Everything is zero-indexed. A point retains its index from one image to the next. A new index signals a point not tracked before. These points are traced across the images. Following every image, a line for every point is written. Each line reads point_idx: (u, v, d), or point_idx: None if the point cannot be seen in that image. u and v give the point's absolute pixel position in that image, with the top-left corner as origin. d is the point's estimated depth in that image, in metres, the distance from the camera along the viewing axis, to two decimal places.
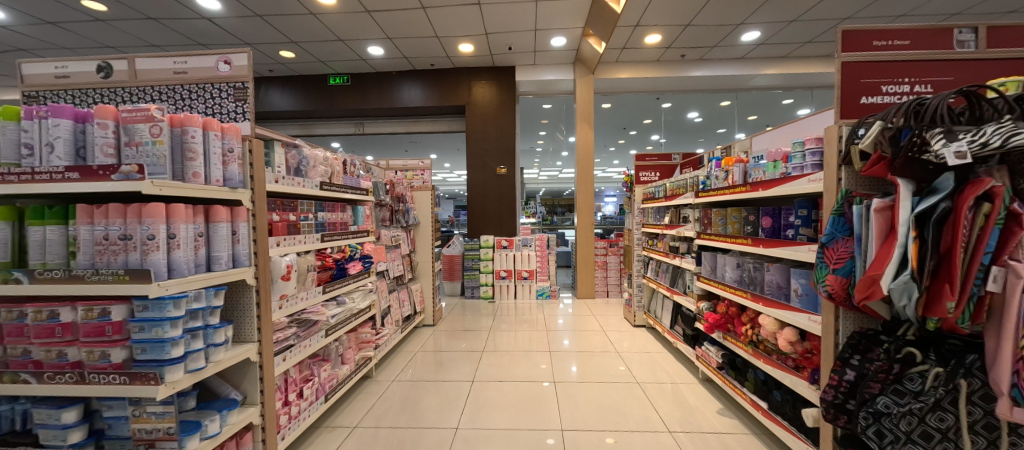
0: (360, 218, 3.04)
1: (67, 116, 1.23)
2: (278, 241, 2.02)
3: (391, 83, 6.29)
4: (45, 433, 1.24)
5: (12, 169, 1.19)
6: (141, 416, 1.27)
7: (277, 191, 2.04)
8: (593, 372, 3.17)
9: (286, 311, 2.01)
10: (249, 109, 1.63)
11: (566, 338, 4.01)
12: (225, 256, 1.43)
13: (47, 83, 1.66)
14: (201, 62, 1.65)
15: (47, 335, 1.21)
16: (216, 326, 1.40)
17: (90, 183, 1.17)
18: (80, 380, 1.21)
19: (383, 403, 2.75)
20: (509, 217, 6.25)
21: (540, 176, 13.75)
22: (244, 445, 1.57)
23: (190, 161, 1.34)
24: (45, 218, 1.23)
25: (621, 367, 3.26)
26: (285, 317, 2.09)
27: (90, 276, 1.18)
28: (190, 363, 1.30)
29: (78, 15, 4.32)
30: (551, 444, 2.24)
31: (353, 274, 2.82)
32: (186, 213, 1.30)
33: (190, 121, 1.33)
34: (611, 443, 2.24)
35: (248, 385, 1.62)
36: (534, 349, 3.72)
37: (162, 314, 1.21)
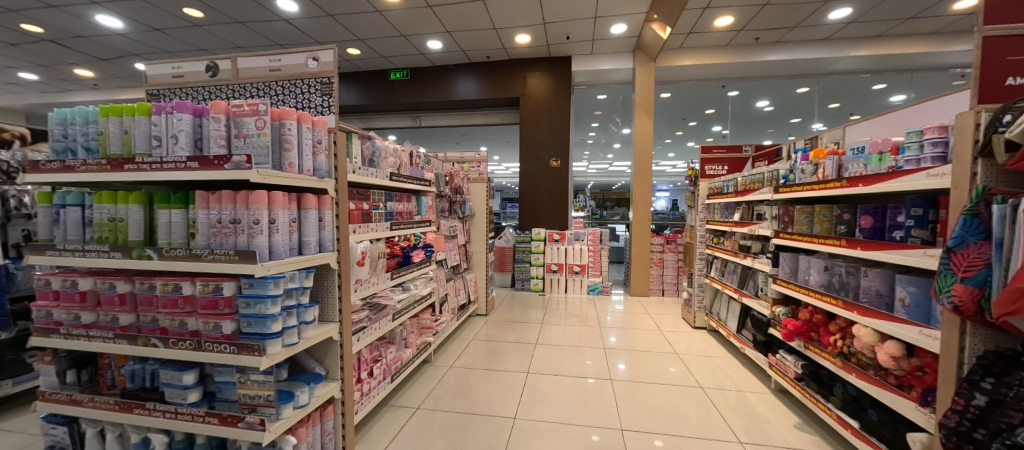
0: (423, 208, 3.14)
1: (188, 111, 1.37)
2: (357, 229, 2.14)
3: (449, 76, 6.42)
4: (170, 392, 1.42)
5: (146, 159, 1.34)
6: (246, 383, 1.41)
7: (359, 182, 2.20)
8: (642, 372, 3.07)
9: (360, 294, 2.14)
10: (334, 103, 1.72)
11: (614, 336, 3.89)
12: (314, 241, 1.53)
13: (166, 82, 1.88)
14: (292, 60, 1.76)
15: (172, 305, 1.38)
16: (308, 306, 1.51)
17: (207, 171, 1.30)
18: (198, 348, 1.36)
19: (441, 387, 2.85)
20: (562, 210, 6.17)
21: (589, 169, 13.44)
22: (326, 417, 1.69)
23: (286, 152, 1.43)
24: (171, 202, 1.39)
25: (671, 368, 3.11)
26: (359, 299, 2.21)
27: (207, 254, 1.32)
28: (287, 338, 1.41)
29: (180, 21, 4.85)
30: (596, 442, 2.19)
31: (416, 262, 2.91)
32: (284, 201, 1.40)
33: (288, 115, 1.43)
34: (660, 446, 2.16)
35: (329, 361, 1.73)
36: (584, 345, 3.65)
37: (265, 291, 1.33)
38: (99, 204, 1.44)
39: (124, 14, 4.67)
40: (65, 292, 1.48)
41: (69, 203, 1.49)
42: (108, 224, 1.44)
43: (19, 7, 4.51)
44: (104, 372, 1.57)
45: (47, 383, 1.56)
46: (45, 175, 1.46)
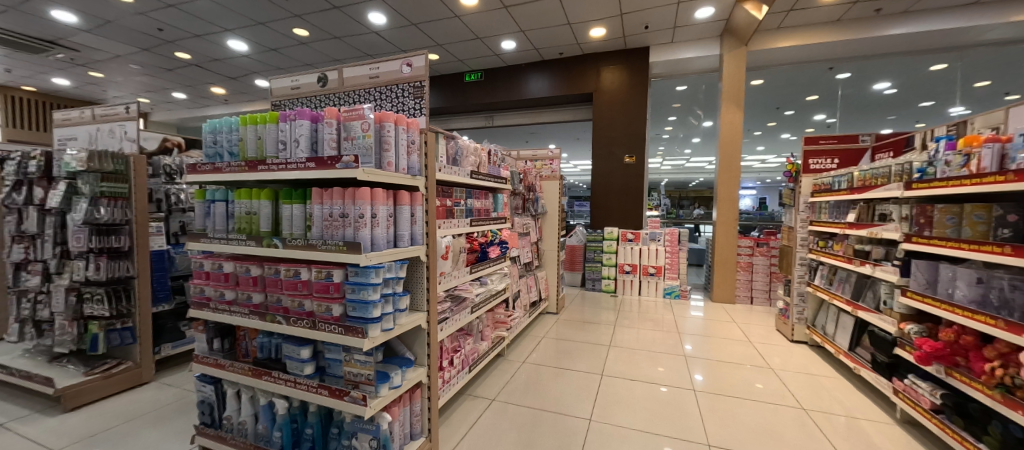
0: (499, 205, 3.21)
1: (307, 118, 1.56)
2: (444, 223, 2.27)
3: (523, 75, 6.47)
4: (291, 363, 1.63)
5: (274, 160, 1.56)
6: (351, 361, 1.56)
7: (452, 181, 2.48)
8: (727, 384, 2.83)
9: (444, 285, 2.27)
10: (425, 105, 1.83)
11: (690, 343, 3.64)
12: (407, 234, 1.64)
13: (285, 94, 2.15)
14: (389, 67, 1.91)
15: (293, 288, 1.58)
16: (401, 295, 1.63)
17: (322, 170, 1.46)
18: (313, 327, 1.54)
19: (515, 381, 2.90)
20: (637, 209, 5.90)
21: (666, 165, 12.70)
22: (415, 399, 1.81)
23: (386, 152, 1.56)
24: (293, 199, 1.60)
25: (758, 384, 2.83)
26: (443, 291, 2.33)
27: (321, 244, 1.48)
28: (384, 323, 1.54)
29: (289, 40, 5.51)
30: None
31: (492, 258, 2.99)
32: (383, 197, 1.53)
33: (387, 117, 1.55)
34: None
35: (418, 348, 1.85)
36: (659, 351, 3.46)
37: (367, 279, 1.46)
38: (238, 200, 1.70)
39: (248, 37, 5.43)
40: (214, 273, 1.78)
41: (218, 199, 1.79)
42: (245, 216, 1.69)
43: (173, 38, 5.47)
44: (240, 343, 1.85)
45: (200, 348, 1.88)
46: (201, 175, 1.76)
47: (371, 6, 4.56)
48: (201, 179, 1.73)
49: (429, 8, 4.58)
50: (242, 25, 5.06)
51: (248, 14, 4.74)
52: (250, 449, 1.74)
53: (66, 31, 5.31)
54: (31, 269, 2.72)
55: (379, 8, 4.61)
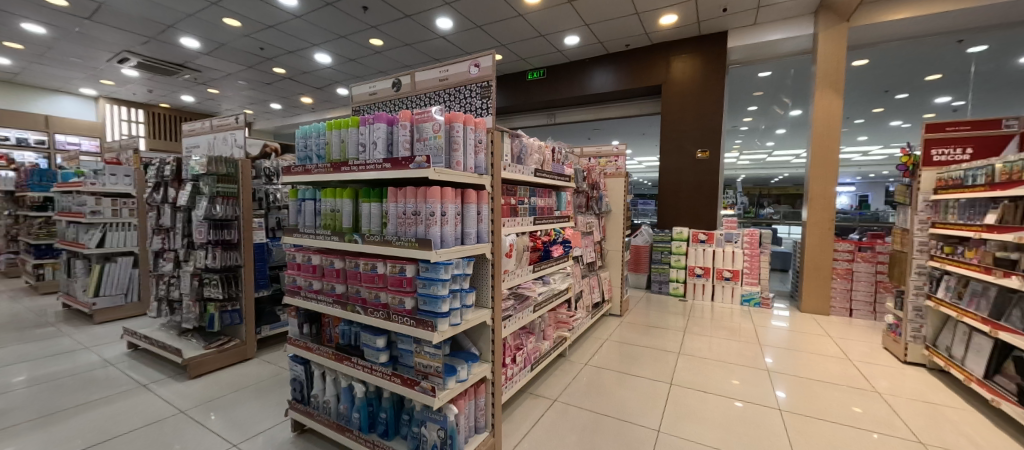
0: (562, 204, 3.16)
1: (383, 121, 1.65)
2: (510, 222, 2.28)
3: (587, 70, 6.32)
4: (368, 350, 1.76)
5: (355, 162, 1.68)
6: (421, 353, 1.64)
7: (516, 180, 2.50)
8: (818, 406, 2.52)
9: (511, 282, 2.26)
10: (492, 105, 1.86)
11: (772, 356, 3.31)
12: (474, 232, 1.68)
13: (364, 99, 2.30)
14: (458, 69, 1.97)
15: (370, 280, 1.69)
16: (468, 291, 1.68)
17: (396, 171, 1.54)
18: (387, 318, 1.64)
19: (577, 383, 2.85)
20: (711, 208, 5.48)
21: (744, 160, 11.69)
22: (479, 394, 1.85)
23: (455, 152, 1.60)
24: (371, 197, 1.71)
25: (856, 407, 2.49)
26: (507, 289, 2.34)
27: (395, 241, 1.57)
28: (452, 318, 1.59)
29: (367, 51, 5.93)
30: None
31: (555, 257, 2.95)
32: (452, 196, 1.58)
33: (457, 118, 1.60)
34: None
35: (482, 344, 1.88)
36: (735, 362, 3.19)
37: (437, 275, 1.51)
38: (324, 198, 1.86)
39: (332, 50, 5.94)
40: (304, 265, 1.97)
41: (308, 198, 1.98)
42: (330, 213, 1.85)
43: (271, 55, 6.16)
44: (324, 329, 2.03)
45: (292, 331, 2.10)
46: (294, 177, 1.96)
47: (440, 12, 4.75)
48: (294, 179, 1.92)
49: (493, 9, 4.65)
50: (327, 39, 5.55)
51: (332, 28, 5.18)
52: (333, 426, 1.91)
53: (190, 55, 6.21)
54: (166, 257, 3.23)
55: (448, 13, 4.78)
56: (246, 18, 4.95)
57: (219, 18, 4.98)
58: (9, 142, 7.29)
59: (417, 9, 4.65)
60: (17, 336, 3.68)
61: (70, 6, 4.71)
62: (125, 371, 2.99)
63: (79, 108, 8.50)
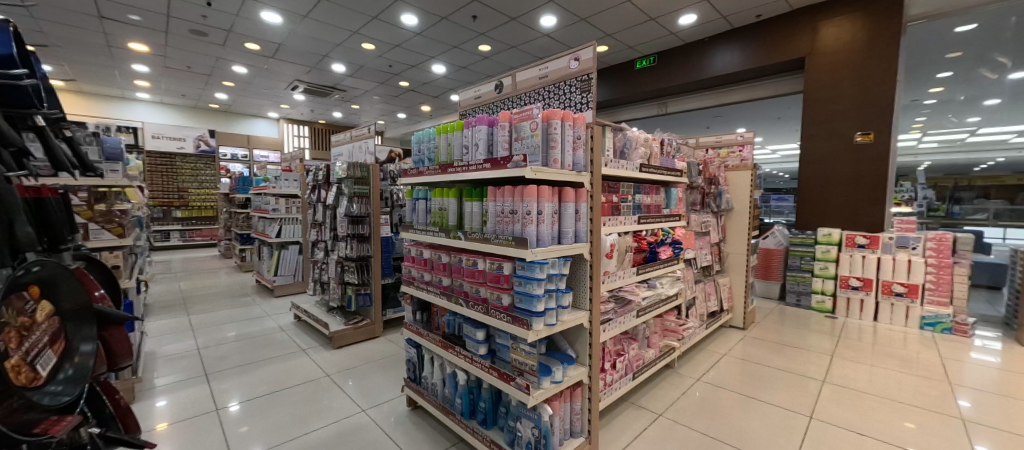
0: (672, 200, 2.89)
1: (485, 123, 1.71)
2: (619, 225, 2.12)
3: (705, 51, 5.71)
4: (469, 342, 1.85)
5: (459, 163, 1.77)
6: (517, 350, 1.66)
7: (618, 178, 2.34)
8: None
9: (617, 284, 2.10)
10: (592, 98, 1.75)
11: (962, 399, 2.56)
12: (571, 231, 1.63)
13: (470, 103, 2.41)
14: (558, 64, 1.90)
15: (472, 276, 1.78)
16: (564, 291, 1.64)
17: (495, 170, 1.58)
18: (486, 312, 1.70)
19: (687, 400, 2.60)
20: (874, 203, 4.35)
21: (923, 145, 9.30)
22: (575, 397, 1.80)
23: (552, 149, 1.57)
24: (473, 197, 1.79)
25: None
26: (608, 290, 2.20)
27: (494, 238, 1.61)
28: (547, 318, 1.57)
29: (477, 57, 6.26)
30: None
31: (663, 259, 2.73)
32: (550, 194, 1.55)
33: (555, 115, 1.56)
34: None
35: (579, 346, 1.82)
36: (903, 401, 2.56)
37: (533, 274, 1.51)
38: (434, 198, 2.01)
39: (447, 60, 6.43)
40: (418, 258, 2.16)
41: (421, 197, 2.17)
42: (439, 212, 1.99)
43: (397, 71, 6.93)
44: (433, 317, 2.19)
45: (408, 317, 2.33)
46: (410, 178, 2.15)
47: (545, 11, 4.76)
48: (410, 181, 2.11)
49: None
50: (443, 51, 6.01)
51: (447, 41, 5.60)
52: (439, 407, 2.07)
53: (337, 77, 7.33)
54: (319, 247, 3.90)
55: (552, 11, 4.77)
56: (377, 40, 5.65)
57: (358, 44, 5.78)
58: (226, 157, 9.64)
59: (522, 10, 4.74)
60: (228, 302, 4.82)
61: (261, 49, 5.99)
62: (290, 336, 3.68)
63: (267, 128, 10.75)
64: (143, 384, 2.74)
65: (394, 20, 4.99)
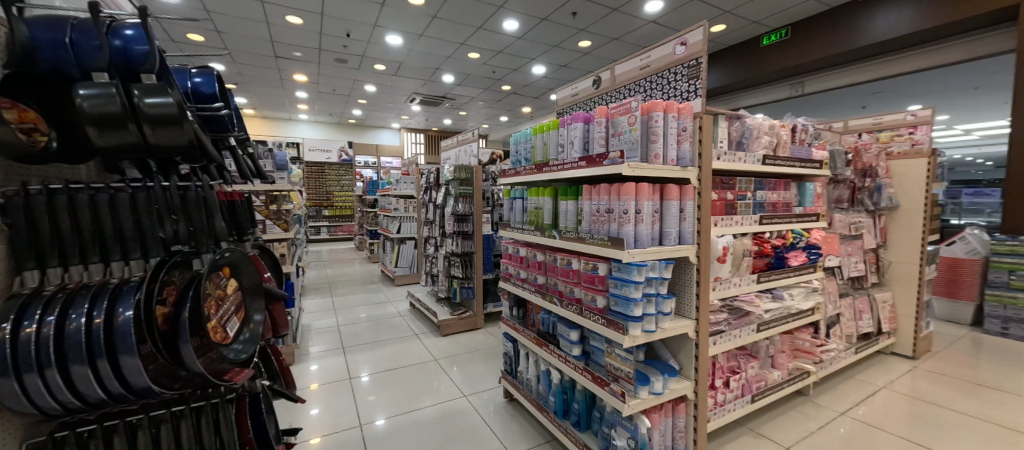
0: (807, 197, 2.43)
1: (580, 120, 1.67)
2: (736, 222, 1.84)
3: (855, 16, 4.68)
4: (563, 342, 1.84)
5: (555, 162, 1.76)
6: (612, 354, 1.58)
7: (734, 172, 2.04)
8: None
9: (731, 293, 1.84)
10: (702, 85, 1.53)
11: None
12: (674, 232, 1.49)
13: (568, 101, 2.37)
14: (662, 51, 1.71)
15: (567, 275, 1.75)
16: (666, 297, 1.51)
17: (591, 168, 1.53)
18: (581, 313, 1.66)
19: (825, 436, 2.19)
20: None
21: None
22: (678, 413, 1.64)
23: (653, 143, 1.46)
24: (568, 195, 1.77)
25: None
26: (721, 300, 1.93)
27: (588, 238, 1.56)
28: (645, 325, 1.46)
29: (579, 54, 6.17)
30: None
31: (793, 266, 2.31)
32: (649, 191, 1.45)
33: (657, 106, 1.44)
34: None
35: (683, 358, 1.66)
36: None
37: (630, 277, 1.42)
38: (531, 197, 2.04)
39: (548, 61, 6.48)
40: (514, 255, 2.22)
41: (518, 197, 2.22)
42: (534, 211, 2.02)
43: (501, 76, 7.22)
44: (529, 314, 2.23)
45: (506, 312, 2.42)
46: (508, 178, 2.22)
47: None
48: (507, 181, 2.17)
49: None
50: (544, 52, 6.07)
51: (548, 41, 5.64)
52: (533, 403, 2.09)
53: (448, 87, 7.94)
54: (431, 243, 4.31)
55: None
56: (482, 49, 5.96)
57: (465, 55, 6.18)
58: (361, 164, 11.23)
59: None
60: (360, 288, 5.60)
61: (386, 69, 6.80)
62: (406, 321, 4.11)
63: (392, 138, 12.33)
64: (300, 350, 3.33)
65: (497, 28, 5.22)
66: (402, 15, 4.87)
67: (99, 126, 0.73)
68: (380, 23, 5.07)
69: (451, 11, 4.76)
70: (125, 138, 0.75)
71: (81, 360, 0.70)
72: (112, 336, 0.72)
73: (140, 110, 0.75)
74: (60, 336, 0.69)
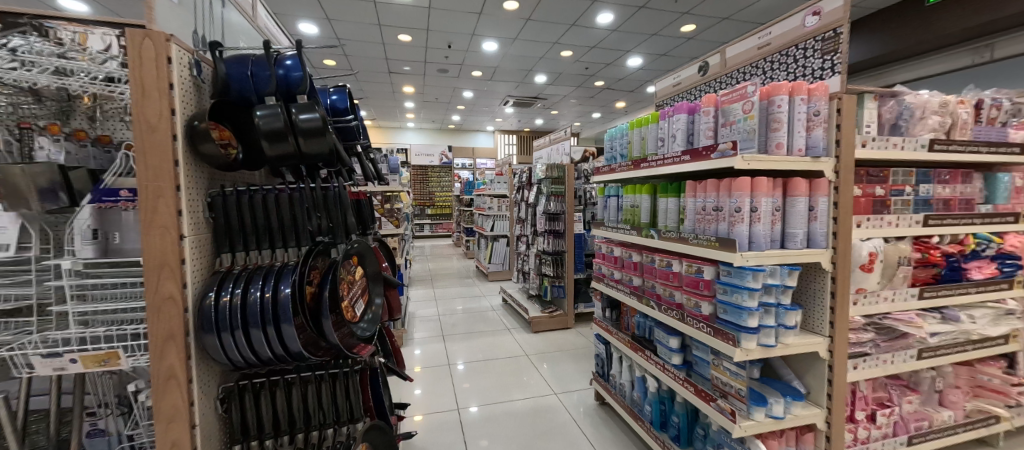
0: (999, 192, 1.76)
1: (684, 111, 1.55)
2: (890, 221, 1.49)
3: None
4: (662, 349, 1.73)
5: (654, 157, 1.66)
6: (719, 367, 1.44)
7: (890, 163, 1.67)
8: None
9: (881, 309, 1.51)
10: (841, 60, 1.30)
11: None
12: (800, 233, 1.30)
13: (669, 92, 2.22)
14: (787, 25, 1.50)
15: (666, 278, 1.64)
16: (789, 308, 1.32)
17: (697, 162, 1.41)
18: (682, 319, 1.54)
19: None
20: None
21: None
22: (803, 442, 1.42)
23: (775, 131, 1.29)
24: (668, 192, 1.66)
25: None
26: (866, 315, 1.59)
27: (693, 238, 1.44)
28: (762, 337, 1.30)
29: (680, 41, 5.75)
30: None
31: (975, 281, 1.70)
32: (768, 187, 1.28)
33: (779, 89, 1.27)
34: None
35: (811, 380, 1.42)
36: None
37: (743, 282, 1.27)
38: (626, 194, 1.96)
39: (644, 51, 6.16)
40: (608, 255, 2.15)
41: (612, 194, 2.15)
42: (630, 209, 1.93)
43: (594, 71, 7.06)
44: (623, 317, 2.14)
45: (598, 313, 2.36)
46: (602, 176, 2.16)
47: None
48: (602, 178, 2.12)
49: None
50: (640, 42, 5.78)
51: (645, 30, 5.35)
52: (627, 410, 2.01)
53: (540, 87, 8.02)
54: (523, 241, 4.40)
55: None
56: (575, 46, 5.89)
57: (558, 53, 6.17)
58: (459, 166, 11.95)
59: None
60: (457, 282, 5.98)
61: (483, 75, 7.13)
62: (499, 316, 4.26)
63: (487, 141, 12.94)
64: (407, 335, 3.68)
65: (591, 23, 5.11)
66: (498, 22, 5.06)
67: (270, 140, 0.89)
68: (477, 31, 5.33)
69: (544, 12, 4.80)
70: (287, 150, 0.91)
71: (258, 325, 0.86)
72: (278, 307, 0.86)
73: (298, 125, 0.91)
74: (244, 305, 0.85)
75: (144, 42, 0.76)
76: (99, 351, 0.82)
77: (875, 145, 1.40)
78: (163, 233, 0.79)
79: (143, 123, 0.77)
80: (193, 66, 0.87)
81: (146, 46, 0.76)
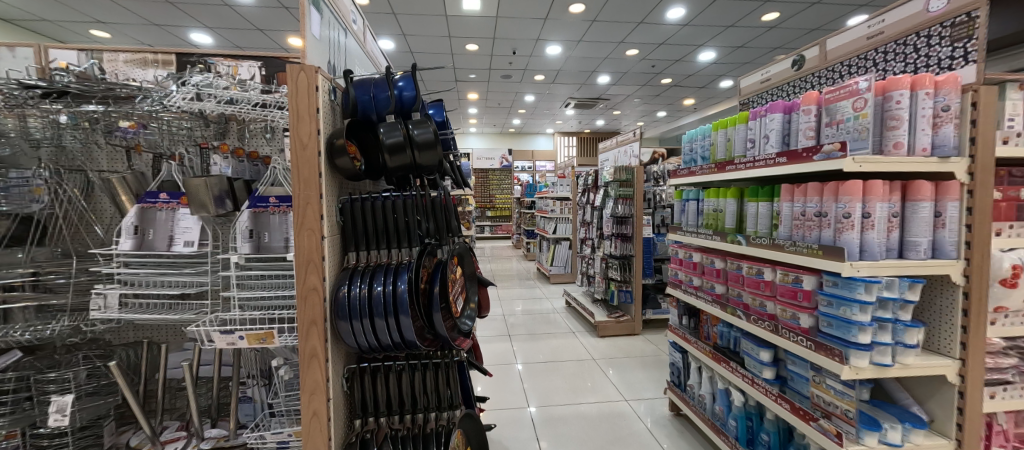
0: None
1: (779, 110, 1.46)
2: None
3: None
4: (751, 361, 1.64)
5: (742, 160, 1.59)
6: (821, 385, 1.34)
7: None
8: None
9: None
10: (976, 47, 1.16)
11: None
12: (923, 242, 1.18)
13: (755, 89, 2.10)
14: (904, 12, 1.36)
15: (755, 286, 1.56)
16: (908, 325, 1.20)
17: (795, 165, 1.33)
18: (775, 331, 1.46)
19: None
20: None
21: None
22: None
23: (892, 130, 1.18)
24: (759, 196, 1.57)
25: None
26: (1007, 337, 1.39)
27: (790, 246, 1.36)
28: (876, 355, 1.19)
29: (759, 30, 5.35)
30: None
31: None
32: (884, 191, 1.18)
33: (897, 84, 1.16)
34: None
35: (935, 407, 1.28)
36: None
37: (852, 294, 1.17)
38: (708, 198, 1.89)
39: (718, 44, 5.82)
40: (686, 261, 2.08)
41: (691, 198, 2.08)
42: (712, 213, 1.86)
43: (662, 69, 6.80)
44: (701, 325, 2.06)
45: (674, 320, 2.29)
46: (680, 179, 2.10)
47: None
48: (680, 182, 2.06)
49: None
50: (714, 35, 5.47)
51: (720, 22, 5.06)
52: (707, 422, 1.93)
53: (603, 88, 7.90)
54: (588, 244, 4.37)
55: None
56: (642, 44, 5.73)
57: (623, 52, 6.04)
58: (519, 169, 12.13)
59: None
60: (519, 283, 6.06)
61: (545, 78, 7.18)
62: (563, 318, 4.27)
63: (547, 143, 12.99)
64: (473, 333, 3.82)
65: (660, 19, 4.94)
66: (563, 25, 5.08)
67: (392, 152, 1.00)
68: (542, 36, 5.39)
69: (611, 12, 4.73)
70: (405, 161, 1.02)
71: (381, 315, 0.98)
72: (397, 301, 0.98)
73: (415, 140, 1.02)
74: (370, 297, 0.98)
75: (300, 75, 0.91)
76: (260, 330, 1.01)
77: (1021, 142, 1.23)
78: (310, 234, 0.93)
79: (298, 142, 0.93)
80: (331, 92, 1.01)
81: (301, 78, 0.91)
